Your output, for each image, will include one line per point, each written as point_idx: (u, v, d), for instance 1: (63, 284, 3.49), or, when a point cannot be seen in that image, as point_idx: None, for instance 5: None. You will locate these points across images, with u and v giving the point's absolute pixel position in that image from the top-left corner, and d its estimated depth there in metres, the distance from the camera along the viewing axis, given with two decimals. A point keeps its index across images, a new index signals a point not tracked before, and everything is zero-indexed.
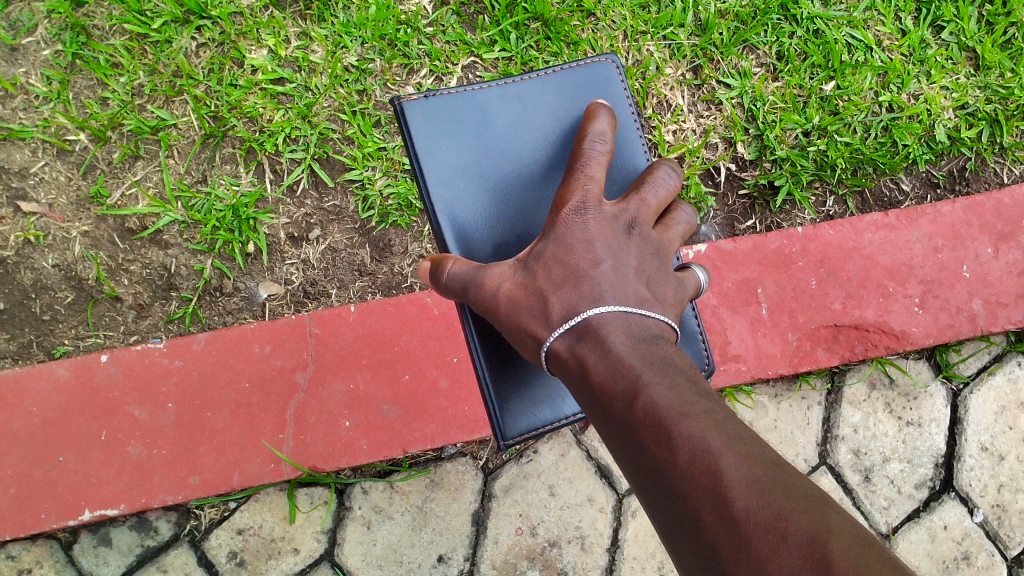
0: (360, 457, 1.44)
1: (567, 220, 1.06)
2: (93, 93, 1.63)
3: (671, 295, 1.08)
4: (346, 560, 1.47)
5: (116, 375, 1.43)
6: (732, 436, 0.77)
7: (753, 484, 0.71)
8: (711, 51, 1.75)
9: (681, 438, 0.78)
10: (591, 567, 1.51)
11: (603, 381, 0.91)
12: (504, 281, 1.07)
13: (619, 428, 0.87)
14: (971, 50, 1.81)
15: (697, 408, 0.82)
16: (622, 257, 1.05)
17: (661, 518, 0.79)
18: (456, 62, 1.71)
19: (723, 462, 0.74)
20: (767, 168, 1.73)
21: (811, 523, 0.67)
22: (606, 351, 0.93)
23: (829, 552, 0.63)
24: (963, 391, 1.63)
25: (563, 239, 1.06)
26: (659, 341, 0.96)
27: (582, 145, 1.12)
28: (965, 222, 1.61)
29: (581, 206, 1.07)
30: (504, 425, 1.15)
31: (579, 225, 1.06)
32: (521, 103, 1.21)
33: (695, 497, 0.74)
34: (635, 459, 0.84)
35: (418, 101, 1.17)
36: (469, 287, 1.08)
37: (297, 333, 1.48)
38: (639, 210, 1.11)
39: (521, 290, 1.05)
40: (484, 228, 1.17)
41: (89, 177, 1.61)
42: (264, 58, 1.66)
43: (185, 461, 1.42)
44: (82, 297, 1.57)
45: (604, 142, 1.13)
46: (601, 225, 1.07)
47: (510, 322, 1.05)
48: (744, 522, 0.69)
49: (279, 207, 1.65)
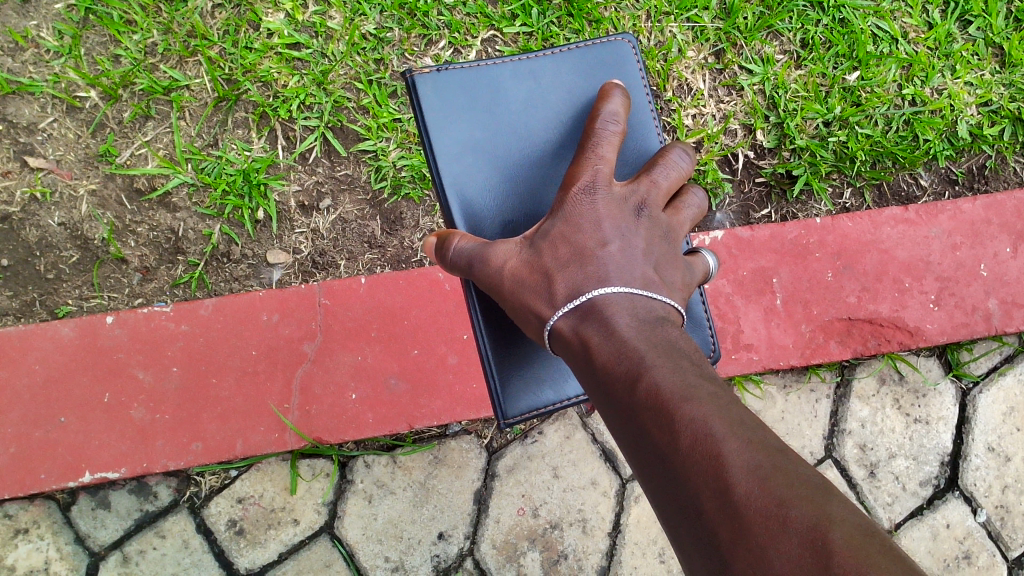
0: (364, 430, 1.43)
1: (576, 199, 1.05)
2: (105, 50, 1.60)
3: (678, 279, 1.06)
4: (346, 533, 1.46)
5: (121, 338, 1.41)
6: (734, 421, 0.76)
7: (754, 469, 0.70)
8: (735, 36, 1.72)
9: (682, 422, 0.76)
10: (592, 550, 1.50)
11: (606, 362, 0.89)
12: (509, 258, 1.04)
13: (620, 410, 0.85)
14: (998, 47, 1.78)
15: (701, 391, 0.80)
16: (630, 238, 1.03)
17: (660, 502, 0.78)
18: (475, 35, 1.68)
19: (725, 447, 0.72)
20: (785, 157, 1.71)
21: (811, 511, 0.65)
22: (610, 332, 0.91)
23: (830, 540, 0.62)
24: (973, 390, 1.62)
25: (571, 219, 1.04)
26: (664, 324, 0.94)
27: (594, 125, 1.09)
28: (984, 220, 1.60)
29: (590, 185, 1.05)
30: (506, 406, 1.13)
31: (587, 205, 1.04)
32: (535, 81, 1.18)
33: (695, 481, 0.73)
34: (635, 442, 0.82)
35: (431, 74, 1.15)
36: (474, 262, 1.06)
37: (306, 302, 1.46)
38: (648, 191, 1.09)
39: (526, 268, 1.03)
40: (493, 209, 1.15)
41: (98, 135, 1.58)
42: (281, 22, 1.63)
43: (188, 427, 1.40)
44: (88, 257, 1.55)
45: (617, 123, 1.10)
46: (610, 204, 1.05)
47: (514, 300, 1.03)
48: (744, 508, 0.67)
49: (290, 174, 1.62)
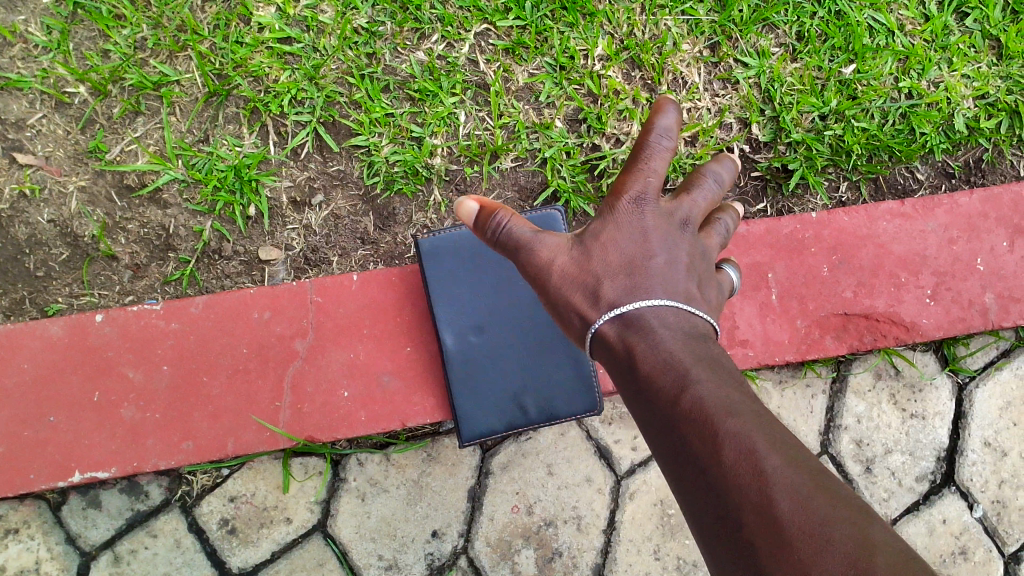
0: (357, 428, 1.41)
1: (625, 210, 1.04)
2: (94, 45, 1.59)
3: (715, 298, 1.07)
4: (339, 531, 1.45)
5: (111, 336, 1.40)
6: (775, 440, 0.78)
7: (797, 492, 0.72)
8: (730, 29, 1.71)
9: (728, 436, 0.77)
10: (586, 548, 1.50)
11: (648, 371, 0.89)
12: (557, 255, 1.05)
13: (659, 419, 0.86)
14: (995, 39, 1.76)
15: (745, 408, 0.82)
16: (674, 252, 1.03)
17: (696, 511, 0.79)
18: (468, 28, 1.66)
19: (770, 467, 0.74)
20: (781, 151, 1.69)
21: (854, 536, 0.68)
22: (654, 341, 0.91)
23: (873, 566, 0.65)
24: (969, 385, 1.61)
25: (620, 225, 1.04)
26: (706, 340, 0.95)
27: (647, 137, 1.05)
28: (981, 214, 1.58)
29: (640, 197, 1.05)
30: (464, 430, 1.37)
31: (635, 217, 1.04)
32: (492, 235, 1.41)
33: (738, 496, 0.74)
34: (674, 451, 0.82)
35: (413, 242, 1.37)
36: (522, 248, 1.07)
37: (297, 299, 1.44)
38: (690, 209, 1.09)
39: (573, 268, 1.04)
40: (478, 322, 1.39)
41: (87, 131, 1.57)
42: (272, 16, 1.62)
43: (178, 426, 1.39)
44: (78, 255, 1.54)
45: (670, 138, 1.05)
46: (658, 218, 1.05)
47: (558, 298, 1.04)
48: (790, 528, 0.70)
49: (282, 169, 1.61)
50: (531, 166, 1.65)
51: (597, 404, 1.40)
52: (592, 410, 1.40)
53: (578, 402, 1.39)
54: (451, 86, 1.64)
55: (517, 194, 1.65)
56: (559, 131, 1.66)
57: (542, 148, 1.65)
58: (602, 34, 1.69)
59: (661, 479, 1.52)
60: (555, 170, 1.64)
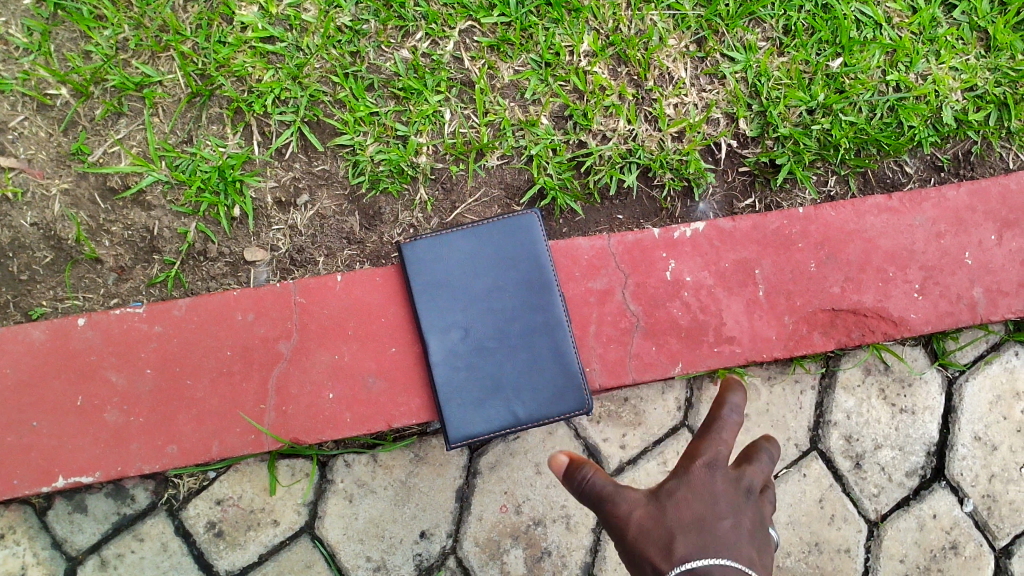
0: (342, 429, 1.41)
1: (699, 472, 1.05)
2: (75, 46, 1.58)
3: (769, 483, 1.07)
4: (326, 533, 1.45)
5: (93, 340, 1.39)
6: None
7: None
8: (716, 23, 1.70)
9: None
10: (576, 547, 1.49)
11: (679, 550, 0.93)
12: (633, 510, 1.03)
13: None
14: (983, 31, 1.75)
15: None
16: (741, 509, 1.00)
17: None
18: (453, 26, 1.64)
19: None
20: (769, 146, 1.68)
21: None
22: (681, 542, 0.94)
23: None
24: (959, 379, 1.60)
25: (693, 484, 1.04)
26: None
27: (719, 413, 1.14)
28: (969, 208, 1.57)
29: (712, 462, 1.06)
30: (452, 432, 1.36)
31: (706, 478, 1.04)
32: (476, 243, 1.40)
33: None
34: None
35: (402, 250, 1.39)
36: (602, 501, 1.08)
37: (281, 301, 1.43)
38: (754, 477, 1.08)
39: (651, 522, 1.01)
40: (464, 325, 1.38)
41: (69, 133, 1.55)
42: (254, 15, 1.60)
43: (163, 430, 1.39)
44: (62, 258, 1.53)
45: (738, 414, 1.14)
46: (727, 481, 1.05)
47: (632, 554, 0.98)
48: None
49: (267, 170, 1.60)
50: (517, 164, 1.64)
51: (587, 403, 1.38)
52: (582, 409, 1.38)
53: (567, 404, 1.38)
54: (436, 83, 1.63)
55: (503, 192, 1.64)
56: (545, 128, 1.64)
57: (528, 145, 1.63)
58: (587, 30, 1.68)
59: (651, 478, 1.51)
60: (542, 167, 1.63)
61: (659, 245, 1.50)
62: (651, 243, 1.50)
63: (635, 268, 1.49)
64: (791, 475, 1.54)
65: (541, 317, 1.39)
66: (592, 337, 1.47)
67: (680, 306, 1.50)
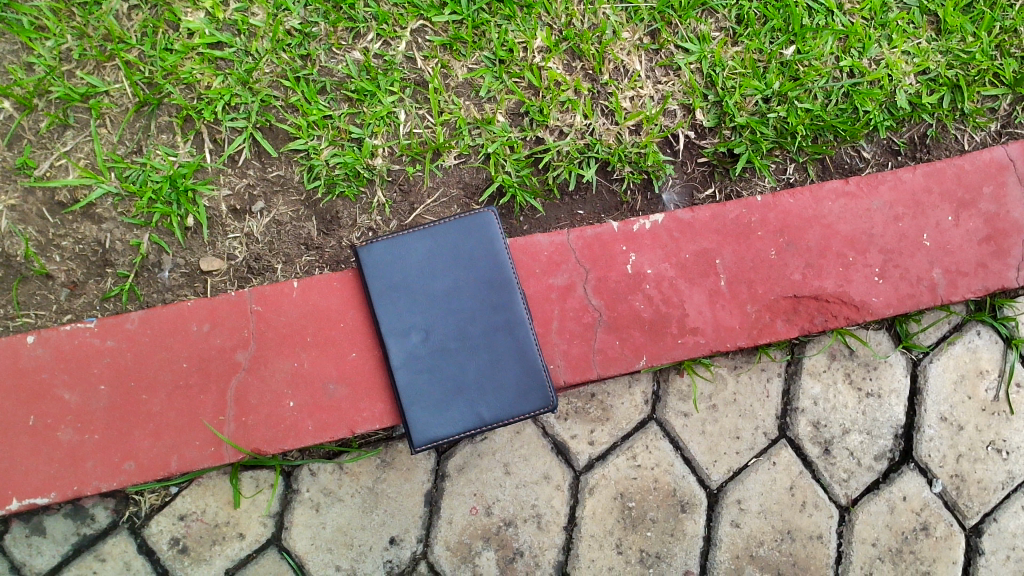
0: (305, 437, 1.39)
1: None
2: (17, 58, 1.54)
3: None
4: (294, 544, 1.43)
5: (44, 357, 1.36)
6: None
7: None
8: (669, 15, 1.69)
9: None
10: (548, 545, 1.48)
11: None
12: None
13: None
14: (933, 14, 1.76)
15: None
16: None
17: None
18: (404, 25, 1.62)
19: None
20: (726, 135, 1.67)
21: None
22: None
23: None
24: (923, 360, 1.61)
25: None
26: None
27: None
28: (925, 190, 1.58)
29: None
30: (416, 436, 1.34)
31: None
32: (431, 244, 1.38)
33: None
34: None
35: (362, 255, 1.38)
36: None
37: (237, 310, 1.41)
38: None
39: None
40: (425, 328, 1.37)
41: (14, 147, 1.52)
42: (201, 21, 1.58)
43: (119, 447, 1.35)
44: (11, 275, 1.49)
45: None
46: None
47: None
48: None
49: (219, 178, 1.57)
50: (475, 162, 1.62)
51: (552, 400, 1.38)
52: (547, 406, 1.37)
53: (532, 402, 1.37)
54: (390, 84, 1.61)
55: (462, 191, 1.61)
56: (501, 126, 1.63)
57: (484, 143, 1.61)
58: (540, 26, 1.66)
59: (620, 473, 1.51)
60: (499, 165, 1.61)
61: (618, 238, 1.50)
62: (611, 236, 1.49)
63: (596, 263, 1.48)
64: (760, 464, 1.54)
65: (501, 316, 1.37)
66: (554, 333, 1.46)
67: (642, 300, 1.49)
